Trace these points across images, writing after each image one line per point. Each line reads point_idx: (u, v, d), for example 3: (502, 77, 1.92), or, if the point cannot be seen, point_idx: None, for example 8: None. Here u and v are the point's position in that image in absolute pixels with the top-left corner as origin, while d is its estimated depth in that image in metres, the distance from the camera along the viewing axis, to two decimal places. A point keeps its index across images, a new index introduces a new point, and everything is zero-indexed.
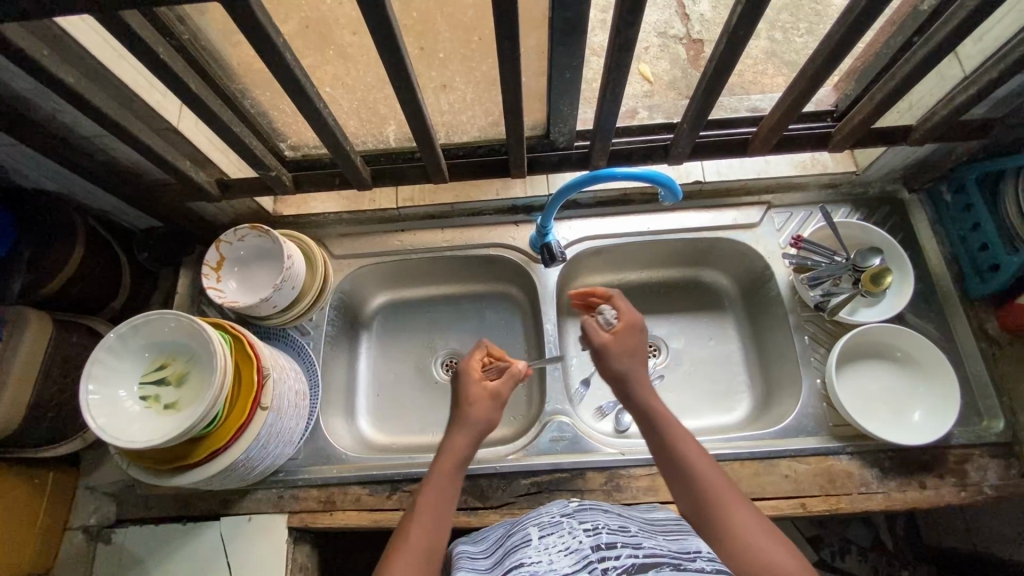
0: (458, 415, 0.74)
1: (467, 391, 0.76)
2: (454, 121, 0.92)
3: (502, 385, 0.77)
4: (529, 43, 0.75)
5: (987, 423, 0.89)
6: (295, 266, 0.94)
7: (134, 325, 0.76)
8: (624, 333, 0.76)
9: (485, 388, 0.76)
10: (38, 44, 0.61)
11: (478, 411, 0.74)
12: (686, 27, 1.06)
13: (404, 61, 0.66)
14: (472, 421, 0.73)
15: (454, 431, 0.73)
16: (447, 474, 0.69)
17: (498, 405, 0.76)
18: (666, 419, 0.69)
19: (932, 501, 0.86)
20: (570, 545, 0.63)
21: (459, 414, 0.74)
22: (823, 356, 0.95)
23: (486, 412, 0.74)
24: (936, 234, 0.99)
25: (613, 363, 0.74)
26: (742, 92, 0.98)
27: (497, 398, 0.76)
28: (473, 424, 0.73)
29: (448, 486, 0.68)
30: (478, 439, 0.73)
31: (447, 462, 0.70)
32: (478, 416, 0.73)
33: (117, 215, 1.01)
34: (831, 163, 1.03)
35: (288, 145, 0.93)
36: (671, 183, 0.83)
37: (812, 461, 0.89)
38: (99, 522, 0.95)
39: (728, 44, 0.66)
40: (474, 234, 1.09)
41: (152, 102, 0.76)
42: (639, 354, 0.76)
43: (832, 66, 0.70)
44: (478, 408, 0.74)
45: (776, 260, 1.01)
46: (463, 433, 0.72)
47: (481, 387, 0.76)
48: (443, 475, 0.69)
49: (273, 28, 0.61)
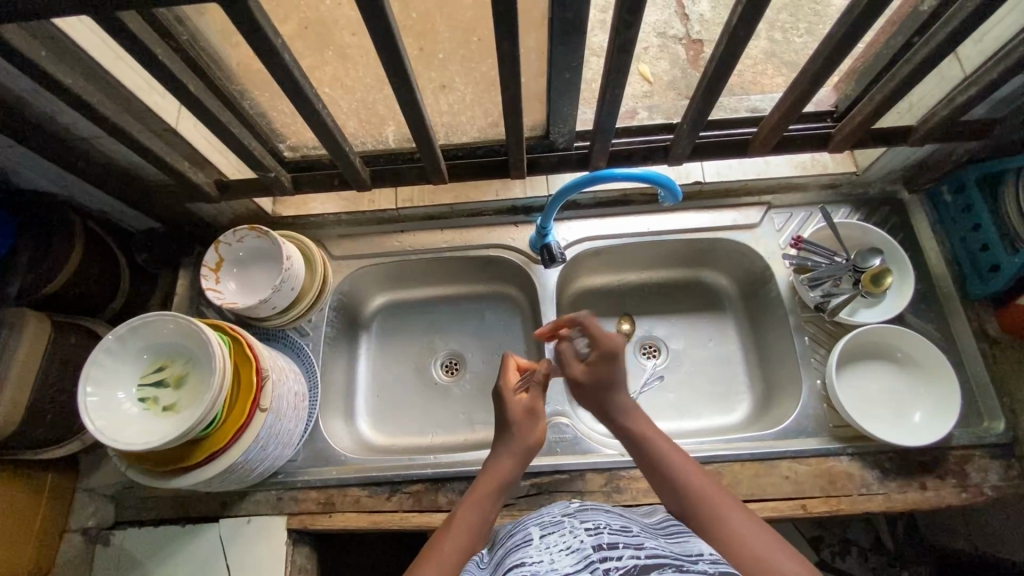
0: (501, 438, 0.75)
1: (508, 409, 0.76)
2: (453, 122, 0.92)
3: (538, 402, 0.78)
4: (529, 44, 0.75)
5: (988, 424, 0.89)
6: (295, 267, 0.94)
7: (133, 326, 0.76)
8: (597, 362, 0.76)
9: (525, 405, 0.77)
10: (36, 44, 0.61)
11: (522, 431, 0.74)
12: (686, 27, 1.06)
13: (404, 61, 0.66)
14: (518, 442, 0.74)
15: (501, 452, 0.74)
16: (491, 486, 0.69)
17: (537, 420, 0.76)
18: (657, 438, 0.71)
19: (933, 502, 0.86)
20: (572, 544, 0.62)
21: (503, 436, 0.75)
22: (823, 357, 0.95)
23: (530, 430, 0.75)
24: (936, 234, 0.99)
25: (592, 398, 0.76)
26: (742, 92, 0.98)
27: (535, 417, 0.76)
28: (517, 444, 0.73)
29: (490, 501, 0.68)
30: (523, 460, 0.73)
31: (490, 481, 0.70)
32: (524, 434, 0.74)
33: (116, 216, 1.01)
34: (831, 163, 1.03)
35: (287, 145, 0.93)
36: (671, 184, 0.83)
37: (812, 462, 0.89)
38: (99, 524, 0.95)
39: (729, 45, 0.66)
40: (473, 235, 1.08)
41: (151, 103, 0.76)
42: (618, 381, 0.76)
43: (833, 66, 0.70)
44: (524, 427, 0.75)
45: (776, 261, 1.01)
46: (508, 455, 0.73)
47: (521, 405, 0.77)
48: (485, 491, 0.69)
49: (272, 29, 0.61)
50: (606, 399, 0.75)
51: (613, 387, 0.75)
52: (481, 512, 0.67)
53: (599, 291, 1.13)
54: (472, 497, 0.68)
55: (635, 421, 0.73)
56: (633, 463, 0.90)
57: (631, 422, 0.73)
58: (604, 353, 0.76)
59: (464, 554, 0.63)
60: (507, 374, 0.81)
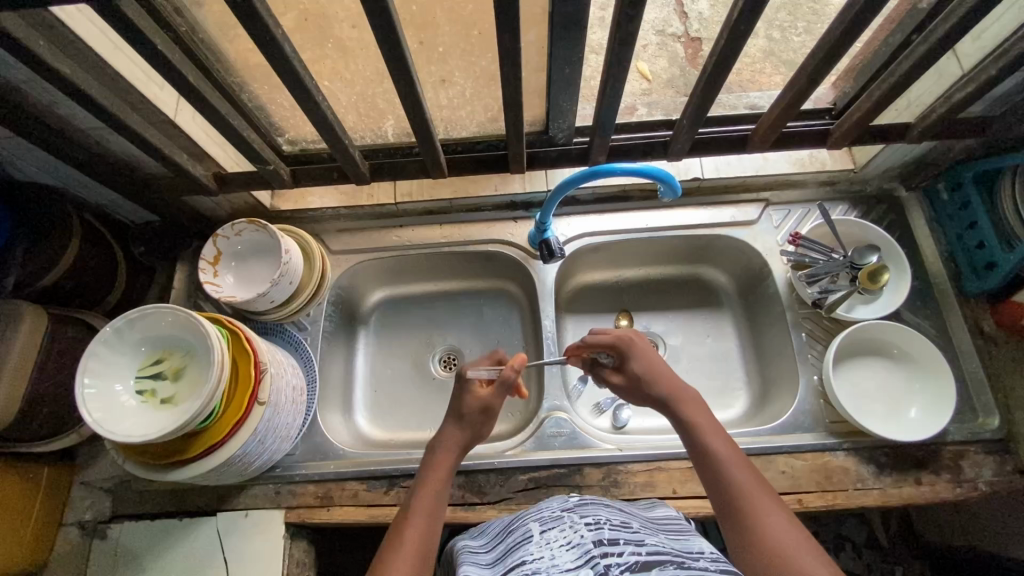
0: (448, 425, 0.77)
1: (466, 402, 0.78)
2: (452, 117, 0.92)
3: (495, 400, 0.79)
4: (529, 39, 0.75)
5: (982, 420, 0.90)
6: (293, 261, 0.93)
7: (130, 318, 0.75)
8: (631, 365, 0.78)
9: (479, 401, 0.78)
10: (33, 34, 0.60)
11: (472, 422, 0.77)
12: (685, 25, 1.06)
13: (404, 54, 0.65)
14: (467, 434, 0.77)
15: (444, 442, 0.76)
16: (439, 480, 0.72)
17: (488, 418, 0.79)
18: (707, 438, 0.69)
19: (928, 497, 0.86)
20: (572, 539, 0.62)
21: (449, 422, 0.78)
22: (820, 353, 0.95)
23: (477, 423, 0.78)
24: (933, 232, 1.00)
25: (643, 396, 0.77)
26: (740, 90, 0.99)
27: (489, 416, 0.78)
28: (465, 432, 0.77)
29: (440, 489, 0.71)
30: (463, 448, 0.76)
31: (441, 466, 0.74)
32: (473, 426, 0.77)
33: (114, 209, 1.01)
34: (829, 160, 1.02)
35: (286, 139, 0.93)
36: (670, 179, 0.83)
37: (808, 457, 0.89)
38: (95, 518, 0.94)
39: (728, 41, 0.66)
40: (472, 230, 1.09)
41: (149, 94, 0.76)
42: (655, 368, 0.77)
43: (832, 63, 0.70)
44: (472, 419, 0.77)
45: (774, 257, 1.02)
46: (455, 440, 0.76)
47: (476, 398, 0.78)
48: (439, 478, 0.72)
49: (272, 20, 0.61)
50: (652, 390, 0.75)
51: (659, 375, 0.76)
52: (437, 501, 0.69)
53: (598, 287, 1.14)
54: (428, 484, 0.71)
55: (692, 414, 0.72)
56: (631, 458, 0.91)
57: (685, 413, 0.72)
58: (625, 350, 0.80)
59: (427, 548, 0.65)
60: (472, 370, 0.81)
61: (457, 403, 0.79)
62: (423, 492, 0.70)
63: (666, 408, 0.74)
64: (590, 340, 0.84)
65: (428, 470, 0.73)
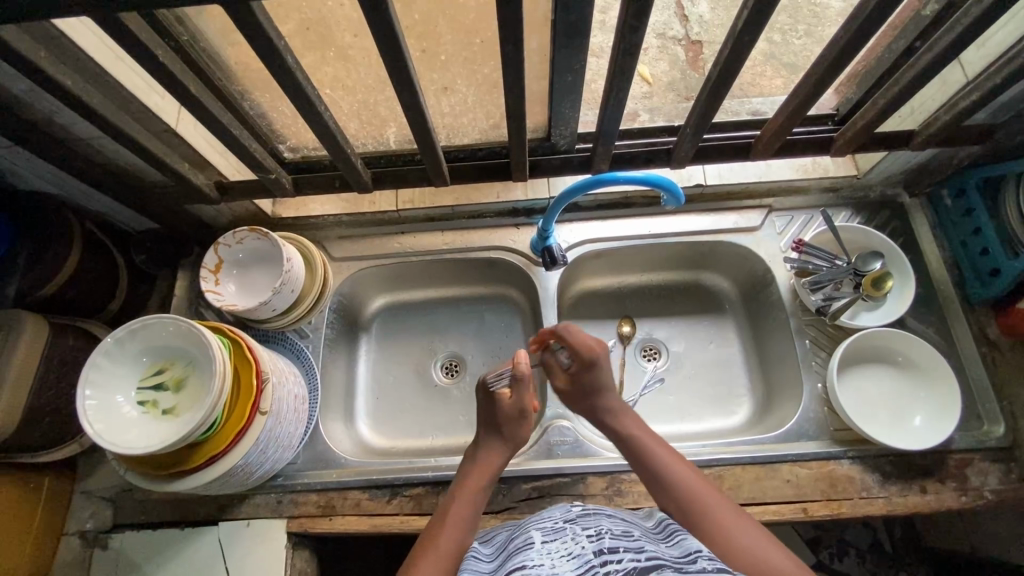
0: (487, 432, 0.82)
1: (500, 408, 0.81)
2: (454, 123, 0.91)
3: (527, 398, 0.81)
4: (532, 46, 0.75)
5: (987, 428, 0.89)
6: (294, 268, 0.93)
7: (131, 329, 0.75)
8: (580, 373, 0.82)
9: (515, 408, 0.81)
10: (35, 45, 0.60)
11: (509, 427, 0.81)
12: (686, 28, 1.06)
13: (407, 63, 0.65)
14: (510, 439, 0.81)
15: (488, 448, 0.80)
16: (477, 485, 0.76)
17: (524, 421, 0.81)
18: (646, 446, 0.75)
19: (933, 506, 0.86)
20: (572, 550, 0.62)
21: (488, 431, 0.82)
22: (823, 361, 0.95)
23: (515, 428, 0.81)
24: (936, 238, 0.99)
25: (584, 404, 0.83)
26: (744, 95, 0.98)
27: (524, 417, 0.81)
28: (503, 439, 0.80)
29: (477, 494, 0.75)
30: (509, 454, 0.81)
31: (482, 475, 0.77)
32: (512, 430, 0.81)
33: (114, 216, 1.00)
34: (832, 167, 1.03)
35: (287, 147, 0.92)
36: (673, 188, 0.83)
37: (813, 466, 0.89)
38: (97, 527, 0.93)
39: (733, 49, 0.66)
40: (474, 236, 1.08)
41: (150, 104, 0.75)
42: (600, 385, 0.82)
43: (837, 70, 0.69)
44: (510, 424, 0.81)
45: (777, 264, 1.01)
46: (494, 448, 0.80)
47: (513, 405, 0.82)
48: (478, 485, 0.76)
49: (275, 30, 0.61)
50: (598, 404, 0.81)
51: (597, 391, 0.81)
52: (472, 507, 0.73)
53: (600, 293, 1.13)
54: (466, 491, 0.75)
55: (628, 427, 0.78)
56: None
57: (623, 427, 0.78)
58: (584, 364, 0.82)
59: (459, 550, 0.68)
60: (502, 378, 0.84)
61: (491, 411, 0.82)
62: (460, 500, 0.74)
63: (604, 425, 0.81)
64: (561, 333, 0.84)
65: (466, 479, 0.77)
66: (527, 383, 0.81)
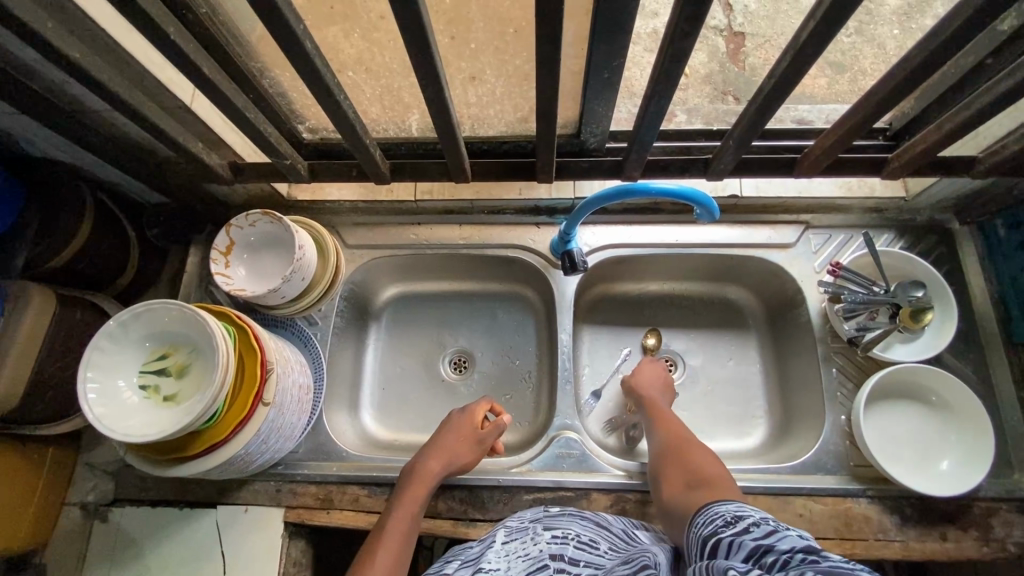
0: (439, 441, 0.85)
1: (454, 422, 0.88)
2: (480, 114, 0.86)
3: (489, 436, 0.87)
4: (568, 38, 0.69)
5: (1018, 477, 0.84)
6: (306, 257, 0.90)
7: (134, 313, 0.73)
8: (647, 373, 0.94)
9: (472, 434, 0.87)
10: (43, 17, 0.57)
11: (460, 444, 0.85)
12: (728, 17, 1.00)
13: (434, 55, 0.61)
14: (449, 451, 0.84)
15: (430, 455, 0.84)
16: (419, 493, 0.80)
17: (476, 449, 0.86)
18: (665, 412, 0.86)
19: (952, 554, 0.81)
20: (530, 551, 0.64)
21: (440, 441, 0.85)
22: (850, 392, 0.90)
23: (466, 451, 0.86)
24: (984, 272, 0.93)
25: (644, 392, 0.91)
26: (791, 100, 0.92)
27: (478, 444, 0.86)
28: (451, 454, 0.84)
29: (414, 505, 0.79)
30: (448, 469, 0.84)
31: (422, 483, 0.81)
32: (461, 451, 0.85)
33: (128, 188, 0.98)
34: (880, 185, 0.97)
35: (306, 127, 0.88)
36: (708, 203, 0.78)
37: (829, 502, 0.84)
38: (98, 500, 0.94)
39: (790, 63, 0.60)
40: (493, 233, 1.04)
41: (165, 79, 0.72)
42: (659, 385, 0.93)
43: (902, 93, 0.63)
44: (461, 443, 0.85)
45: (810, 285, 0.96)
46: (439, 459, 0.83)
47: (471, 428, 0.87)
48: (417, 495, 0.80)
49: (294, 14, 0.56)
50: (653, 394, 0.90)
51: (653, 389, 0.91)
52: (411, 519, 0.77)
53: (620, 298, 1.09)
54: (405, 505, 0.78)
55: (656, 399, 0.89)
56: (640, 487, 0.87)
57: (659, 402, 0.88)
58: (648, 371, 0.95)
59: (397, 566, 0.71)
60: (475, 409, 0.89)
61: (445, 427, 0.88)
62: (398, 513, 0.77)
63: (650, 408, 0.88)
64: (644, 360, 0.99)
65: (408, 487, 0.81)
66: (498, 431, 0.88)
